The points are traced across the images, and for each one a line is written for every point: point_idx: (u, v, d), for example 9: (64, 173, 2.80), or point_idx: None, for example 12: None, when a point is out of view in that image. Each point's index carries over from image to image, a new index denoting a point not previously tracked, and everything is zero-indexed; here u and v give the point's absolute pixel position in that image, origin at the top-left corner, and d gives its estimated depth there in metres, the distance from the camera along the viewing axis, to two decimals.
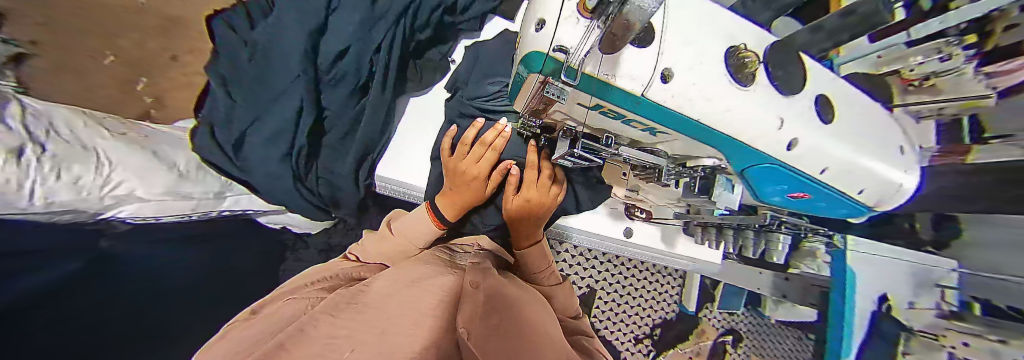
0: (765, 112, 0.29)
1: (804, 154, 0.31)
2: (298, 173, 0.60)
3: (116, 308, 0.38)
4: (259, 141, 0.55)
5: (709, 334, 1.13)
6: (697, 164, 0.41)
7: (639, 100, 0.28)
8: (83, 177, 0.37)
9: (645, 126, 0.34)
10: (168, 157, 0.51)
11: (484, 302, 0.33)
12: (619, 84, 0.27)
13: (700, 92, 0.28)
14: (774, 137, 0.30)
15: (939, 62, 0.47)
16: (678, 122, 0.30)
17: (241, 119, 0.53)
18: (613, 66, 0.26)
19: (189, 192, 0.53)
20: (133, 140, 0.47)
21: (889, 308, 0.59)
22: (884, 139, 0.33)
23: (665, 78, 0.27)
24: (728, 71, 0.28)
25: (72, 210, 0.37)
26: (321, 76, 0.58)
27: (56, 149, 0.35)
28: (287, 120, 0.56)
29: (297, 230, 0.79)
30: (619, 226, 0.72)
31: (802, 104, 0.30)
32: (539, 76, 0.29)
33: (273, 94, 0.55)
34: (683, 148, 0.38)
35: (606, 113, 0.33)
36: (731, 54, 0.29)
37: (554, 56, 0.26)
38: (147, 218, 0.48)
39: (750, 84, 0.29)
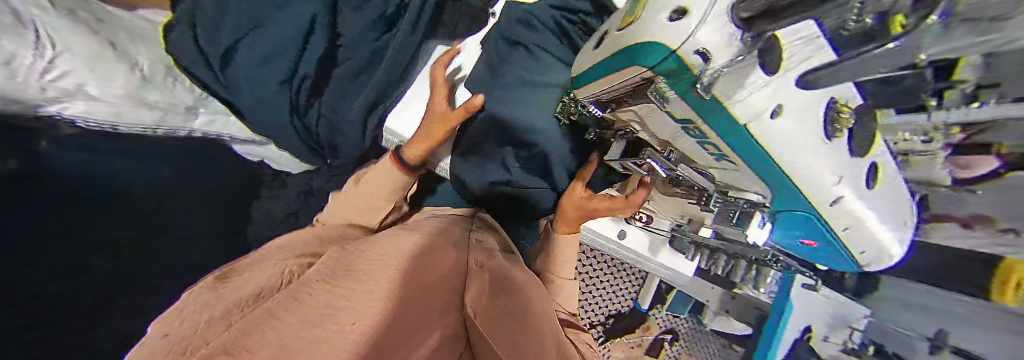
0: (830, 172, 0.25)
1: (844, 211, 0.29)
2: (295, 106, 0.53)
3: (38, 229, 0.32)
4: (248, 56, 0.48)
5: (652, 330, 1.27)
6: (738, 196, 0.35)
7: (737, 128, 0.20)
8: (17, 57, 0.31)
9: (716, 152, 0.27)
10: (129, 54, 0.43)
11: (488, 283, 0.35)
12: (729, 107, 0.19)
13: (800, 141, 0.21)
14: (827, 190, 0.26)
15: None
16: (757, 158, 0.24)
17: (231, 33, 0.46)
18: (736, 87, 0.18)
19: (156, 101, 0.47)
20: (87, 23, 0.39)
21: (809, 338, 0.63)
22: (899, 213, 0.33)
23: (776, 113, 0.19)
24: (823, 119, 0.21)
25: (2, 98, 0.30)
26: None
27: None
28: (292, 39, 0.48)
29: (275, 166, 0.73)
30: (615, 228, 0.73)
31: (864, 166, 0.26)
32: (648, 73, 0.20)
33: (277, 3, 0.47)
34: (731, 178, 0.32)
35: (688, 129, 0.25)
36: (830, 107, 0.22)
37: (685, 59, 0.17)
38: (103, 124, 0.42)
39: (834, 135, 0.23)
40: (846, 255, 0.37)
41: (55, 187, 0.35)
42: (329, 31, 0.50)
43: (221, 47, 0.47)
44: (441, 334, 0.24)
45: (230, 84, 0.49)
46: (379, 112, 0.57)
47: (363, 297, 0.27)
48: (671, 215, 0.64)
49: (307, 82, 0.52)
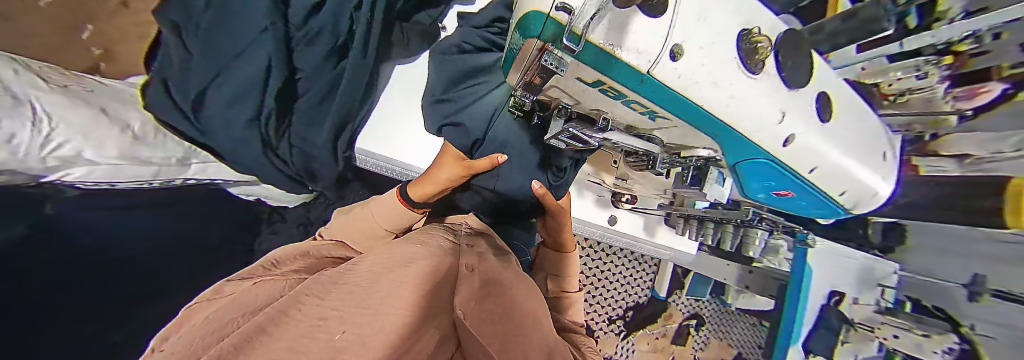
0: (768, 106, 0.25)
1: (803, 152, 0.28)
2: (267, 141, 0.57)
3: (59, 283, 0.35)
4: (222, 102, 0.51)
5: (675, 317, 1.22)
6: (691, 154, 0.37)
7: (644, 79, 0.22)
8: (17, 134, 0.33)
9: (645, 109, 0.29)
10: (120, 116, 0.46)
11: (477, 285, 0.36)
12: (623, 57, 0.21)
13: (709, 76, 0.23)
14: (773, 131, 0.26)
15: (914, 80, 0.44)
16: (680, 107, 0.25)
17: (199, 79, 0.49)
18: (621, 33, 0.20)
19: (148, 157, 0.48)
20: (78, 95, 0.42)
21: (837, 302, 0.66)
22: (870, 146, 0.32)
23: (674, 56, 0.22)
24: (739, 56, 0.24)
25: (7, 170, 0.33)
26: (293, 33, 0.53)
27: None
28: (254, 78, 0.51)
29: (271, 202, 0.75)
30: (604, 214, 0.73)
31: (801, 100, 0.27)
32: (538, 41, 0.25)
33: (237, 47, 0.50)
34: (679, 137, 0.33)
35: (606, 91, 0.28)
36: (742, 38, 0.24)
37: (556, 18, 0.21)
38: (100, 183, 0.44)
39: (759, 72, 0.25)
40: (828, 205, 0.35)
41: (70, 245, 0.38)
42: (287, 67, 0.53)
43: (193, 95, 0.49)
44: (434, 335, 0.26)
45: (206, 131, 0.53)
46: (346, 133, 0.63)
47: (338, 292, 0.28)
48: (655, 192, 0.63)
49: (274, 117, 0.55)
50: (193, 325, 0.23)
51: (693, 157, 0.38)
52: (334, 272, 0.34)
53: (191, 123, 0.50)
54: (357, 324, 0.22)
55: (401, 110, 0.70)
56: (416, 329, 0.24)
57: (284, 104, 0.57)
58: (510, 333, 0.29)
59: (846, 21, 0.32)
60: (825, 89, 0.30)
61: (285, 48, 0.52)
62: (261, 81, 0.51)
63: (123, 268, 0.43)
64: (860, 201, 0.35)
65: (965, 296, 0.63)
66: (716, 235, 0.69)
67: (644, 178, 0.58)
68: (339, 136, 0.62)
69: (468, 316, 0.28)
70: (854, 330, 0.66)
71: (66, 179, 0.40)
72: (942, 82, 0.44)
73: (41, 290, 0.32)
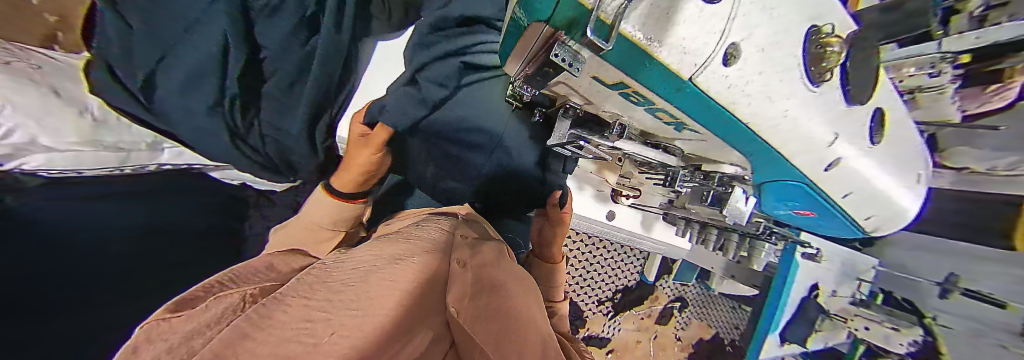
0: (823, 127, 0.24)
1: (839, 175, 0.28)
2: (235, 131, 0.52)
3: (34, 278, 0.33)
4: (178, 81, 0.46)
5: (661, 299, 1.28)
6: (714, 168, 0.38)
7: (683, 86, 0.20)
8: None
9: (672, 119, 0.27)
10: (74, 97, 0.41)
11: (471, 281, 0.35)
12: (665, 61, 0.18)
13: (763, 87, 0.21)
14: (818, 154, 0.26)
15: (927, 77, 0.45)
16: (718, 122, 0.23)
17: (147, 57, 0.44)
18: (664, 24, 0.17)
19: (115, 142, 0.45)
20: (22, 72, 0.36)
21: (817, 294, 0.69)
22: (909, 169, 0.31)
23: (726, 60, 0.19)
24: (803, 64, 0.21)
25: None
26: (252, 3, 0.47)
27: None
28: (208, 57, 0.46)
29: (258, 187, 0.71)
30: (603, 209, 0.72)
31: (857, 123, 0.26)
32: (546, 27, 0.20)
33: (195, 14, 0.45)
34: (702, 148, 0.33)
35: (632, 95, 0.26)
36: (810, 35, 0.21)
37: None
38: (65, 171, 0.41)
39: (822, 83, 0.23)
40: (849, 226, 0.36)
41: (41, 231, 0.35)
42: (247, 45, 0.48)
43: (143, 75, 0.45)
44: (427, 335, 0.26)
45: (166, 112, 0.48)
46: (326, 118, 0.59)
47: (336, 291, 0.27)
48: (662, 189, 0.62)
49: (239, 100, 0.51)
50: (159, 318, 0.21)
51: (716, 171, 0.38)
52: (323, 268, 0.33)
53: (145, 107, 0.47)
54: (347, 322, 0.21)
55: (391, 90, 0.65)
56: (401, 336, 0.23)
57: (251, 86, 0.52)
58: (507, 332, 0.29)
59: (884, 13, 0.28)
60: (881, 105, 0.29)
61: (241, 20, 0.46)
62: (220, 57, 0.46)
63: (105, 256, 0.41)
64: (882, 223, 0.35)
65: (936, 292, 0.67)
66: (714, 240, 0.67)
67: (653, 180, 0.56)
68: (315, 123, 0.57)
69: (461, 313, 0.28)
70: (828, 319, 0.69)
71: (26, 167, 0.38)
72: (952, 83, 0.47)
73: (14, 281, 0.31)
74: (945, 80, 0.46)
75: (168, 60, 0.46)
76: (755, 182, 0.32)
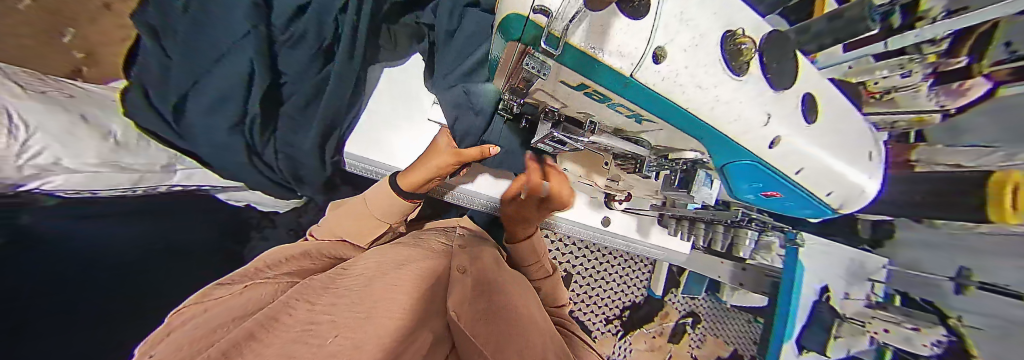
0: (755, 108, 0.27)
1: (785, 152, 0.30)
2: (252, 147, 0.56)
3: (41, 300, 0.33)
4: (203, 107, 0.50)
5: (672, 316, 1.22)
6: (678, 157, 0.40)
7: (627, 81, 0.23)
8: None
9: (630, 112, 0.30)
10: (100, 123, 0.44)
11: (470, 286, 0.35)
12: (606, 60, 0.21)
13: (692, 78, 0.24)
14: (759, 133, 0.28)
15: (899, 78, 0.47)
16: (667, 110, 0.26)
17: (179, 86, 0.48)
18: (601, 36, 0.20)
19: (130, 163, 0.47)
20: (56, 101, 0.40)
21: (828, 298, 0.67)
22: (856, 146, 0.34)
23: (657, 58, 0.22)
24: (723, 59, 0.25)
25: None
26: (276, 36, 0.51)
27: None
28: (234, 83, 0.49)
29: (263, 209, 0.73)
30: (597, 215, 0.72)
31: (786, 103, 0.29)
32: (518, 44, 0.23)
33: (220, 50, 0.48)
34: (667, 139, 0.35)
35: (592, 94, 0.28)
36: (726, 39, 0.25)
37: (534, 20, 0.20)
38: (80, 191, 0.42)
39: (744, 75, 0.26)
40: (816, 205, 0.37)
41: (55, 252, 0.37)
42: (269, 72, 0.51)
43: (171, 101, 0.49)
44: (427, 337, 0.27)
45: (188, 134, 0.52)
46: (336, 137, 0.62)
47: (340, 292, 0.29)
48: (650, 191, 0.62)
49: (258, 121, 0.53)
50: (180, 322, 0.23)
51: (682, 159, 0.40)
52: (327, 274, 0.34)
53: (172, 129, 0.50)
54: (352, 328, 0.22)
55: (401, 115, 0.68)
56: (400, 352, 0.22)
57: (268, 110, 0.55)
58: (501, 330, 0.29)
59: (830, 20, 0.32)
60: (813, 89, 0.32)
61: (268, 52, 0.49)
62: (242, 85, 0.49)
63: (97, 281, 0.41)
64: (847, 200, 0.37)
65: (952, 289, 0.66)
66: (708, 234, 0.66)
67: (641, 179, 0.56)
68: (328, 141, 0.61)
69: (461, 316, 0.28)
70: (847, 324, 0.66)
71: (45, 187, 0.38)
72: (924, 80, 0.48)
73: (25, 304, 0.31)
74: (917, 79, 0.47)
75: (196, 88, 0.49)
76: (717, 166, 0.34)
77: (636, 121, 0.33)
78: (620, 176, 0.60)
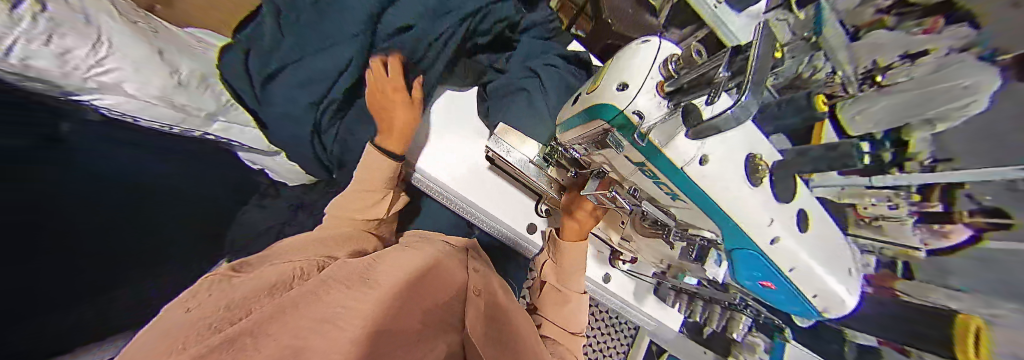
0: (759, 212, 0.31)
1: (785, 252, 0.33)
2: (318, 126, 0.62)
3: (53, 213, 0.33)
4: (291, 82, 0.55)
5: None
6: (697, 233, 0.42)
7: (678, 172, 0.31)
8: (73, 50, 0.33)
9: (670, 191, 0.35)
10: (173, 62, 0.46)
11: (479, 316, 0.33)
12: (666, 152, 0.30)
13: (722, 185, 0.30)
14: (761, 231, 0.32)
15: (887, 208, 0.47)
16: (698, 196, 0.32)
17: (279, 60, 0.53)
18: (668, 137, 0.30)
19: (182, 104, 0.48)
20: (143, 32, 0.43)
21: None
22: (842, 261, 0.35)
23: (703, 162, 0.30)
24: (745, 172, 0.31)
25: (42, 80, 0.32)
26: (377, 43, 0.57)
27: (52, 11, 0.31)
28: (330, 71, 0.55)
29: (274, 177, 0.73)
30: (600, 271, 0.73)
31: (789, 211, 0.33)
32: (605, 123, 0.34)
33: (326, 42, 0.54)
34: (689, 216, 0.38)
35: (644, 169, 0.35)
36: (748, 161, 0.31)
37: (628, 115, 0.30)
38: (123, 114, 0.43)
39: (758, 183, 0.31)
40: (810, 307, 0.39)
41: (83, 169, 0.38)
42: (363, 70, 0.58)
43: (268, 69, 0.53)
44: (442, 348, 0.24)
45: (264, 101, 0.55)
46: None
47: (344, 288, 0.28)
48: (655, 257, 0.62)
49: (333, 105, 0.60)
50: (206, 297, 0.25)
51: (700, 236, 0.42)
52: (355, 267, 0.34)
53: (253, 92, 0.54)
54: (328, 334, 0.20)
55: (454, 135, 0.72)
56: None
57: (347, 97, 0.61)
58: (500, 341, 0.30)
59: (827, 149, 0.31)
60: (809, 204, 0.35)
61: (366, 54, 0.56)
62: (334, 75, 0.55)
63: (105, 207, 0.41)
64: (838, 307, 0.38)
65: None
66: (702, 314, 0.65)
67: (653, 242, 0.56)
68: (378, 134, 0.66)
69: (473, 337, 0.27)
70: None
71: (96, 102, 0.40)
72: (913, 216, 0.47)
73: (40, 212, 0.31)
74: (906, 213, 0.47)
75: (289, 65, 0.54)
76: (728, 251, 0.37)
77: (669, 196, 0.38)
78: (632, 237, 0.62)
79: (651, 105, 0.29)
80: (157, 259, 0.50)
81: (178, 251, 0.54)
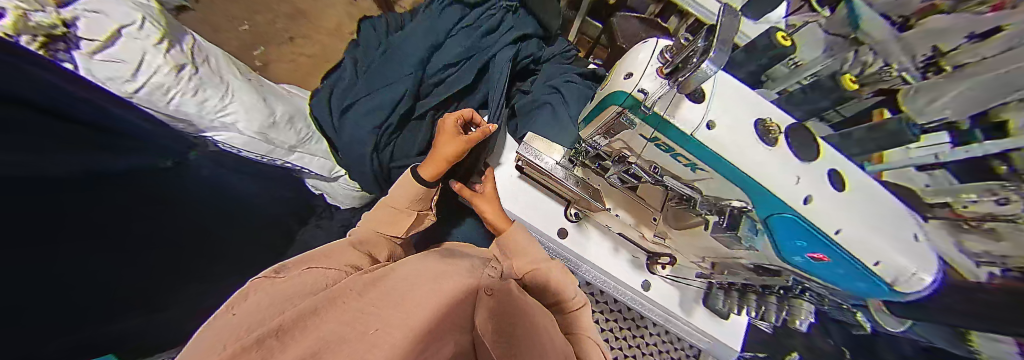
0: (782, 172, 0.31)
1: (828, 212, 0.30)
2: (377, 146, 0.70)
3: (129, 221, 0.41)
4: (363, 111, 0.67)
5: None
6: (727, 204, 0.37)
7: (688, 139, 0.32)
8: (208, 99, 0.48)
9: (688, 163, 0.36)
10: (271, 105, 0.59)
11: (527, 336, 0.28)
12: (677, 124, 0.32)
13: (733, 142, 0.31)
14: (790, 189, 0.30)
15: (994, 203, 0.38)
16: (716, 161, 0.32)
17: (354, 96, 0.69)
18: (675, 108, 0.32)
19: (271, 138, 0.58)
20: (253, 86, 0.58)
21: None
22: (895, 228, 0.30)
23: (710, 127, 0.32)
24: (756, 134, 0.32)
25: (185, 121, 0.48)
26: (425, 78, 0.72)
27: (197, 74, 0.47)
28: (389, 99, 0.67)
29: (330, 201, 0.83)
30: (638, 277, 0.64)
31: (816, 170, 0.31)
32: (619, 107, 0.37)
33: (388, 79, 0.69)
34: (717, 189, 0.37)
35: (658, 144, 0.37)
36: (759, 125, 0.33)
37: (635, 95, 0.34)
38: (234, 148, 0.56)
39: (774, 144, 0.32)
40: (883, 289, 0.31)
41: (175, 188, 0.48)
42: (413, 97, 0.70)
43: (345, 103, 0.70)
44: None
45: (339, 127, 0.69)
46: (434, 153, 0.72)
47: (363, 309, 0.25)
48: (697, 255, 0.57)
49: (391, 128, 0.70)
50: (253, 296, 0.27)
51: (729, 205, 0.37)
52: (375, 280, 0.31)
53: (331, 122, 0.70)
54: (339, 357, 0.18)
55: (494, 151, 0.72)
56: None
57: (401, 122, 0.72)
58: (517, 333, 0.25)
59: (871, 130, 0.36)
60: (842, 164, 0.32)
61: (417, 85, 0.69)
62: (393, 102, 0.67)
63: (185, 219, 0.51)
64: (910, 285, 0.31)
65: None
66: (758, 310, 0.54)
67: (695, 236, 0.49)
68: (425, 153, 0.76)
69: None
70: None
71: (218, 138, 0.53)
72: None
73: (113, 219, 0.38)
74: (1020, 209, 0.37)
75: (361, 99, 0.69)
76: (762, 219, 0.34)
77: (690, 169, 0.38)
78: (666, 233, 0.57)
79: (655, 88, 0.33)
80: (215, 269, 0.58)
81: (237, 263, 0.63)
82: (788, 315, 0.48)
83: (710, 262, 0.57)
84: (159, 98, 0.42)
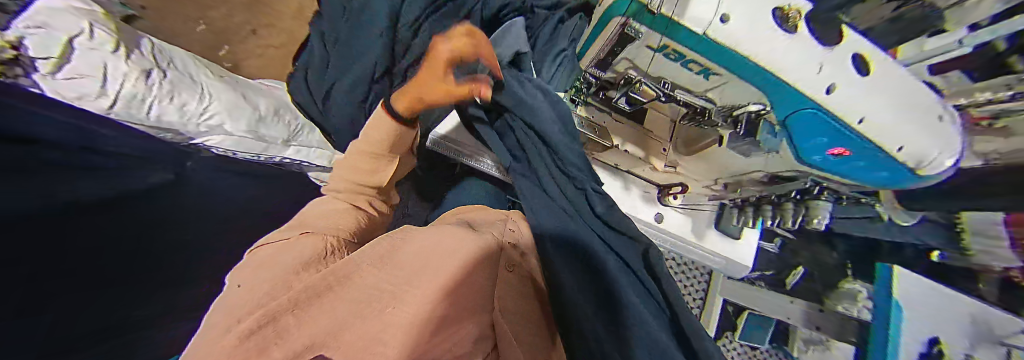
0: (812, 63, 0.31)
1: (846, 97, 0.32)
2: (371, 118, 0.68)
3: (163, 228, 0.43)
4: (344, 86, 0.63)
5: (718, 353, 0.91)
6: (742, 111, 0.41)
7: (701, 39, 0.31)
8: (188, 102, 0.46)
9: (700, 68, 0.37)
10: (253, 101, 0.58)
11: None
12: (683, 23, 0.30)
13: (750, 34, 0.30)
14: (813, 81, 0.32)
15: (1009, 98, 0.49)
16: (735, 62, 0.32)
17: (332, 73, 0.63)
18: (682, 7, 0.30)
19: (263, 134, 0.58)
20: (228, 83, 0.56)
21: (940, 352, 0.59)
22: (912, 104, 0.33)
23: (725, 20, 0.29)
24: (773, 20, 0.30)
25: (168, 130, 0.45)
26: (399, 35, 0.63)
27: (165, 76, 0.45)
28: (366, 67, 0.61)
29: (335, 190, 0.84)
30: (649, 209, 0.64)
31: (840, 56, 0.31)
32: (622, 18, 0.35)
33: (359, 44, 0.61)
34: (731, 92, 0.40)
35: (667, 54, 0.37)
36: (778, 14, 0.30)
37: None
38: (228, 151, 0.55)
39: (795, 31, 0.30)
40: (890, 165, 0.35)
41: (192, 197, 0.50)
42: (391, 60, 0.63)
43: (327, 82, 0.65)
44: None
45: (328, 108, 0.66)
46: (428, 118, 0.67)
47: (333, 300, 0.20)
48: (709, 176, 0.60)
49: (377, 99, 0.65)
50: (249, 269, 0.28)
51: (743, 113, 0.41)
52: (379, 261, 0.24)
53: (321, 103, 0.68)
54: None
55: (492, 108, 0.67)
56: None
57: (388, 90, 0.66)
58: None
59: (894, 22, 0.46)
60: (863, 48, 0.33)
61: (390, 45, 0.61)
62: (373, 70, 0.62)
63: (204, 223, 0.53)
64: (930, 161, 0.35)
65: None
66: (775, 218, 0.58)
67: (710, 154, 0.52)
68: None
69: None
70: None
71: (209, 143, 0.52)
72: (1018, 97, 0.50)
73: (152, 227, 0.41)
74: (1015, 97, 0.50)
75: (339, 74, 0.63)
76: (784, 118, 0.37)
77: (703, 76, 0.39)
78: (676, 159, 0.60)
79: None
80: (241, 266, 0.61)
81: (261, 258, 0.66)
82: (806, 218, 0.54)
83: (722, 183, 0.60)
84: (138, 109, 0.39)
